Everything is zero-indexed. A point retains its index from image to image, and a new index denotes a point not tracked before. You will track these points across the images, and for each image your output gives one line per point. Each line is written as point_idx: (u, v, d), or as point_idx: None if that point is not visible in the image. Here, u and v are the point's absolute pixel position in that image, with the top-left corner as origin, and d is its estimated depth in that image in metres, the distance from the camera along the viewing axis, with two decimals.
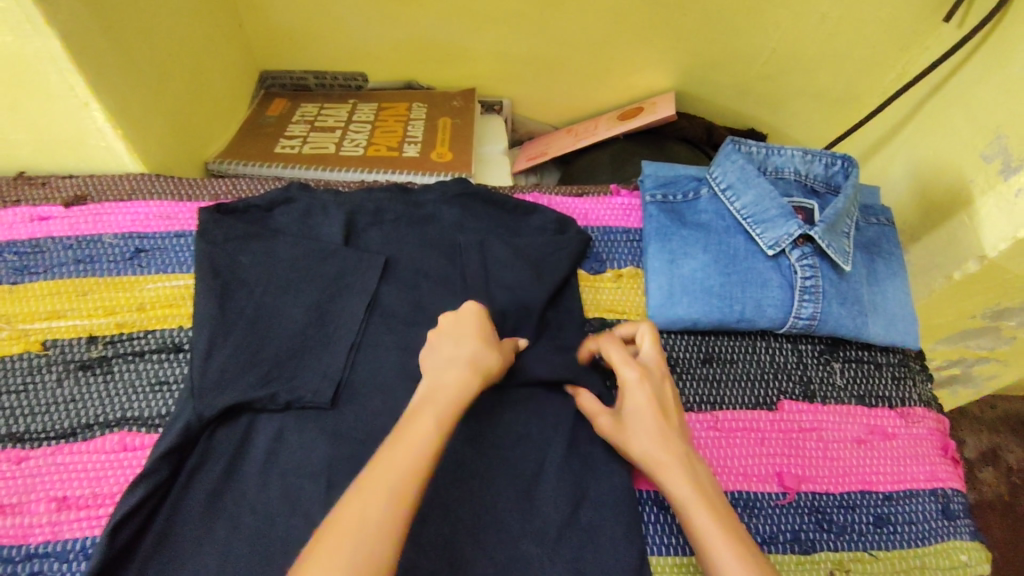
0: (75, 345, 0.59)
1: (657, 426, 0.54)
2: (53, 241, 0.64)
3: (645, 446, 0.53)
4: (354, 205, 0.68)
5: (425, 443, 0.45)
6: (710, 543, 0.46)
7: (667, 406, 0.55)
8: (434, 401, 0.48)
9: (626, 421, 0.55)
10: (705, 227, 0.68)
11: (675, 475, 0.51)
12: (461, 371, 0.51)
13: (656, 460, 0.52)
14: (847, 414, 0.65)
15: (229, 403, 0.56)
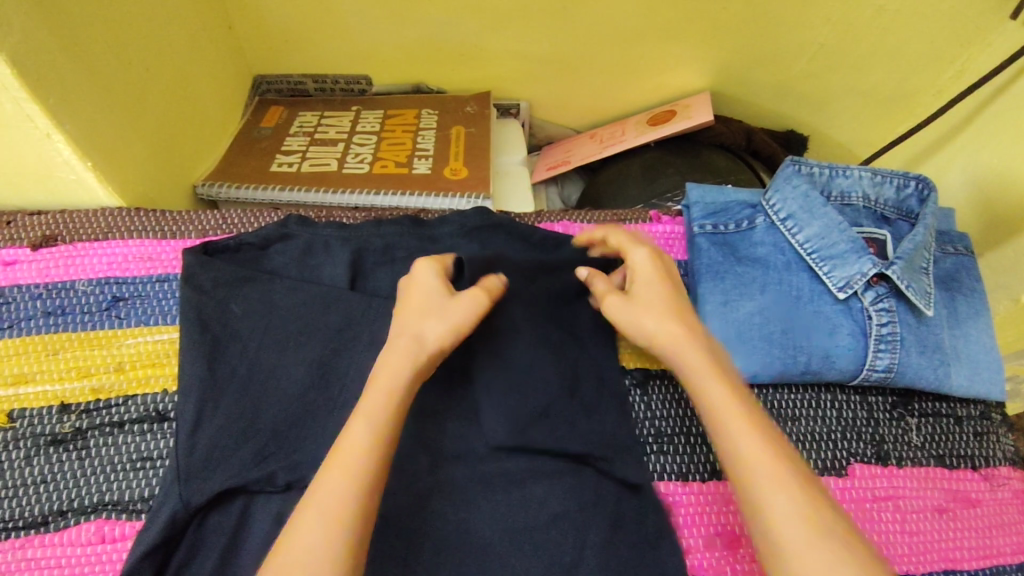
0: (46, 416, 0.52)
1: (670, 303, 0.50)
2: (19, 290, 0.56)
3: (657, 320, 0.49)
4: (361, 241, 0.60)
5: (355, 475, 0.40)
6: (730, 418, 0.43)
7: (676, 286, 0.52)
8: (369, 399, 0.44)
9: (636, 295, 0.51)
10: (762, 262, 0.59)
11: (694, 353, 0.47)
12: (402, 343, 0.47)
13: (671, 341, 0.48)
14: (925, 479, 0.57)
15: (221, 486, 0.49)
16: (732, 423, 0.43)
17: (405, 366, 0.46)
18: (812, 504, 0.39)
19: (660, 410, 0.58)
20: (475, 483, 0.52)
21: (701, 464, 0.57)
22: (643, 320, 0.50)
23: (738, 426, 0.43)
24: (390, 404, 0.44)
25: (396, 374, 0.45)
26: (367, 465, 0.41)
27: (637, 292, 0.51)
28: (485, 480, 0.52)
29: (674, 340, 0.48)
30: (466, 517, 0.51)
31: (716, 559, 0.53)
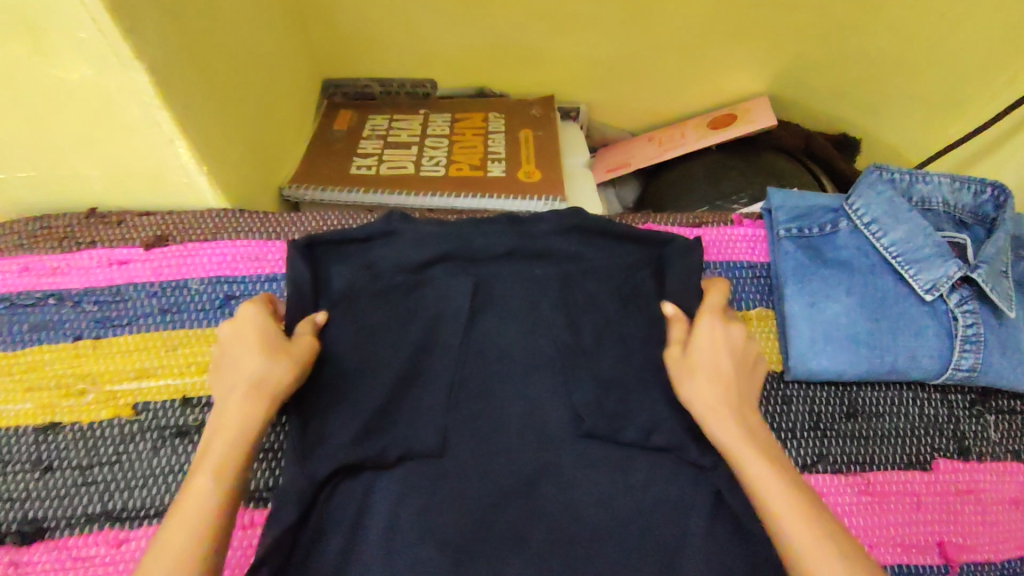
0: (169, 408, 0.54)
1: (721, 383, 0.51)
2: (134, 288, 0.58)
3: (698, 393, 0.51)
4: (459, 240, 0.62)
5: (203, 510, 0.41)
6: (777, 509, 0.44)
7: (731, 365, 0.52)
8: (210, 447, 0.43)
9: (691, 354, 0.53)
10: (847, 265, 0.61)
11: (736, 439, 0.48)
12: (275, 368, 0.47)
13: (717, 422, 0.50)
14: (1003, 472, 0.59)
15: (336, 462, 0.52)
16: (763, 488, 0.45)
17: (234, 414, 0.44)
18: None
19: None
20: (581, 471, 0.55)
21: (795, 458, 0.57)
22: (688, 388, 0.52)
23: (777, 501, 0.44)
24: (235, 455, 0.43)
25: (241, 417, 0.44)
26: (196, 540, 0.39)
27: (693, 352, 0.53)
28: (589, 465, 0.55)
29: (718, 420, 0.49)
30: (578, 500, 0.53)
31: None
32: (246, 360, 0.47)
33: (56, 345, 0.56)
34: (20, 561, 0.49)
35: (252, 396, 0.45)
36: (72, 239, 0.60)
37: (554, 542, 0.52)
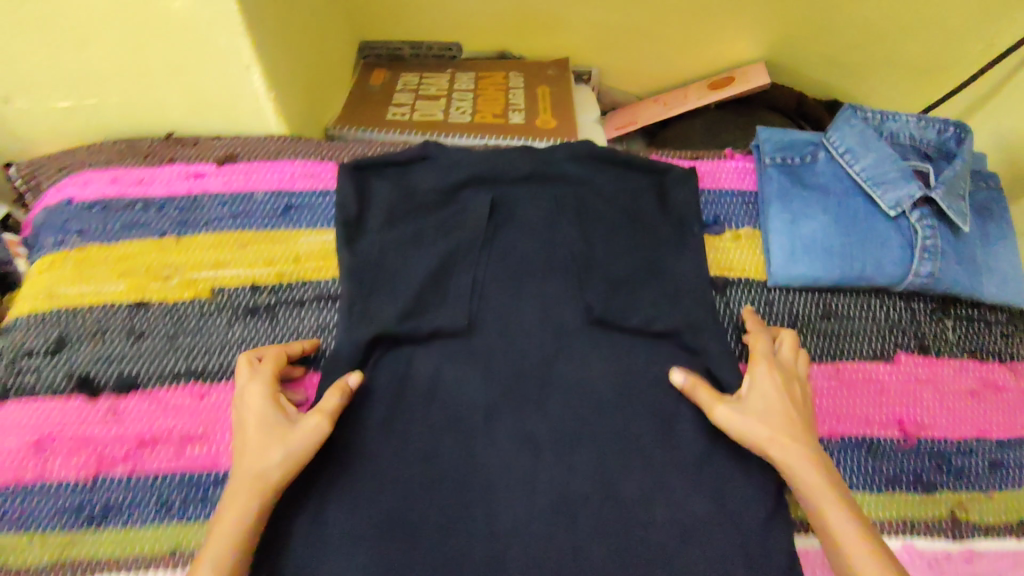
0: (242, 292, 0.64)
1: (782, 413, 0.56)
2: (209, 197, 0.68)
3: (762, 432, 0.54)
4: (486, 164, 0.71)
5: (224, 554, 0.47)
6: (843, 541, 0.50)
7: (790, 410, 0.56)
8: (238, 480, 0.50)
9: (748, 401, 0.57)
10: (824, 189, 0.70)
11: (805, 469, 0.53)
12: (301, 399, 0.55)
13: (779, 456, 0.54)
14: (959, 367, 0.67)
15: (382, 334, 0.63)
16: (833, 516, 0.51)
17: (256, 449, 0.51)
18: None
19: (738, 308, 0.68)
20: (591, 352, 0.63)
21: None
22: (743, 422, 0.55)
23: (844, 530, 0.50)
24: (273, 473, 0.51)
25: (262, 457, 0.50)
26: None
27: (748, 401, 0.57)
28: (598, 348, 0.64)
29: (785, 454, 0.53)
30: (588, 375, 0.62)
31: None
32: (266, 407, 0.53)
33: (143, 239, 0.65)
34: (118, 408, 0.58)
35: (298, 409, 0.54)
36: (155, 156, 0.70)
37: (567, 408, 0.61)
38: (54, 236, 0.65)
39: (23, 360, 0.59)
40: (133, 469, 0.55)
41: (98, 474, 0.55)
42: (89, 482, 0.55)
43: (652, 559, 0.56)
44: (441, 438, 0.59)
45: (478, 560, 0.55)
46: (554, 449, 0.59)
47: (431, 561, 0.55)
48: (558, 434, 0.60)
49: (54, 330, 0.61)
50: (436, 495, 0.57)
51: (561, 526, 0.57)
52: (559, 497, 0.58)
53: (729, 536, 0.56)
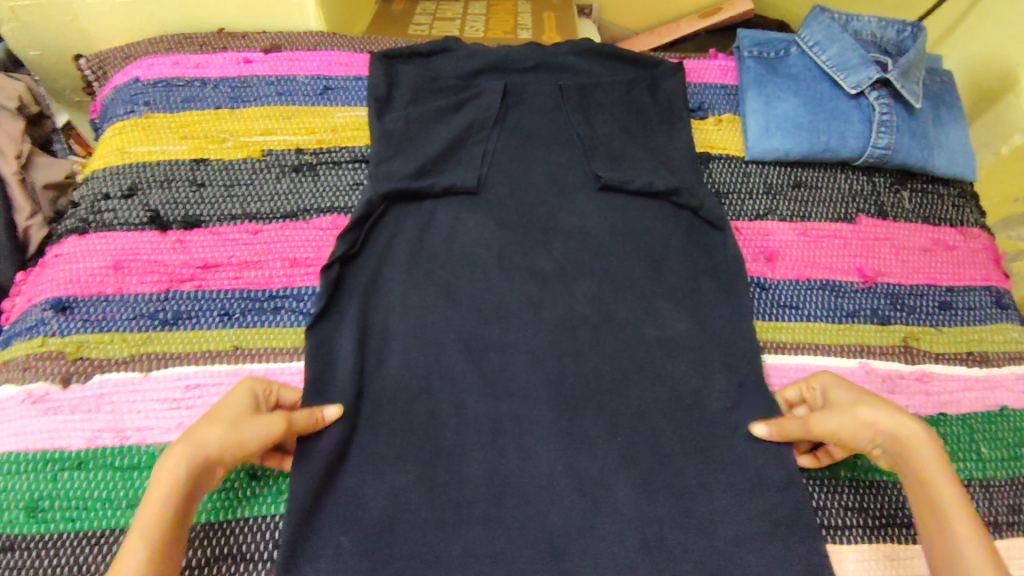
0: (288, 154, 0.74)
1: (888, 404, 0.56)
2: (258, 78, 0.77)
3: (884, 416, 0.54)
4: (499, 55, 0.79)
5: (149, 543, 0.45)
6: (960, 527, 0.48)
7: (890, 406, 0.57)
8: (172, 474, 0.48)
9: (845, 397, 0.57)
10: (796, 77, 0.79)
11: (917, 444, 0.53)
12: (213, 435, 0.50)
13: (926, 446, 0.52)
14: (914, 229, 0.77)
15: (397, 186, 0.69)
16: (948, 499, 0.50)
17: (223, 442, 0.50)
18: None
19: (721, 177, 0.77)
20: (591, 208, 0.72)
21: (751, 209, 0.75)
22: (869, 412, 0.54)
23: (963, 519, 0.49)
24: (161, 516, 0.46)
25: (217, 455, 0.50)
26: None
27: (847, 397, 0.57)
28: (597, 205, 0.72)
29: (909, 442, 0.53)
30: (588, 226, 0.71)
31: (772, 269, 0.72)
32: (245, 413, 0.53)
33: (202, 111, 0.75)
34: (185, 240, 0.68)
35: (218, 441, 0.50)
36: (209, 46, 0.80)
37: (569, 250, 0.70)
38: (122, 108, 0.75)
39: (101, 201, 0.69)
40: (199, 285, 0.65)
41: (170, 289, 0.65)
42: (162, 295, 0.65)
43: (646, 369, 0.64)
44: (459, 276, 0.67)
45: (495, 367, 0.63)
46: (559, 282, 0.68)
47: (454, 367, 0.63)
48: (562, 272, 0.68)
49: (126, 179, 0.70)
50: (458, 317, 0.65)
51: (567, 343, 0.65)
52: (565, 320, 0.66)
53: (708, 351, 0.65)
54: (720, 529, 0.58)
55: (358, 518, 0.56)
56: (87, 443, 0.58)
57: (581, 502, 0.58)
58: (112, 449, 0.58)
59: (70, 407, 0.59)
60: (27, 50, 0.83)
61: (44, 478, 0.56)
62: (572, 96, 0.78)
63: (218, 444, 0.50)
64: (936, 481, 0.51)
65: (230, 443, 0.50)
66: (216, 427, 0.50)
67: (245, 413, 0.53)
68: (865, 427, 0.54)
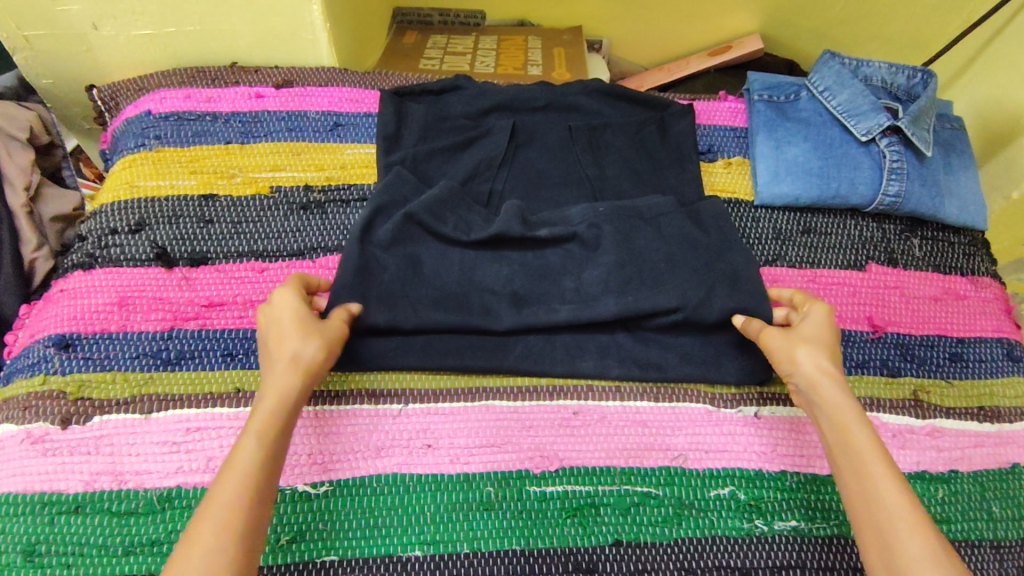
0: (296, 190, 0.74)
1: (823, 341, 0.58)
2: (269, 114, 0.78)
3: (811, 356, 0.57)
4: (509, 95, 0.80)
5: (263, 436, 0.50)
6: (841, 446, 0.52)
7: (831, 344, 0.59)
8: (275, 373, 0.54)
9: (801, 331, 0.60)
10: (806, 121, 0.79)
11: (829, 386, 0.55)
12: (279, 368, 0.54)
13: (839, 397, 0.54)
14: (925, 278, 0.76)
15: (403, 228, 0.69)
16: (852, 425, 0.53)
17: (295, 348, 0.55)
18: (931, 541, 0.46)
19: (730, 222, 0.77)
20: None
21: (759, 255, 0.75)
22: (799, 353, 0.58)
23: (859, 434, 0.52)
24: (270, 420, 0.51)
25: (302, 350, 0.55)
26: (257, 456, 0.49)
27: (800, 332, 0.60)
28: None
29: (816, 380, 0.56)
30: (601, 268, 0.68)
31: None
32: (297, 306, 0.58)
33: (212, 145, 0.75)
34: (191, 277, 0.67)
35: (289, 372, 0.53)
36: (221, 80, 0.81)
37: None
38: (133, 141, 0.75)
39: (108, 236, 0.69)
40: (204, 324, 0.65)
41: (174, 327, 0.65)
42: (166, 333, 0.64)
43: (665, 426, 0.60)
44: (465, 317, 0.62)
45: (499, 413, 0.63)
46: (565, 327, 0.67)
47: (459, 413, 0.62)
48: None
49: (133, 213, 0.70)
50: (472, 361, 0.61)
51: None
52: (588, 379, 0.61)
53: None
54: None
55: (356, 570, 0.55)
56: (85, 486, 0.57)
57: (584, 560, 0.57)
58: (111, 493, 0.57)
59: (69, 448, 0.58)
60: (40, 79, 0.83)
61: (41, 521, 0.55)
62: (581, 137, 0.78)
63: (294, 351, 0.55)
64: (852, 435, 0.52)
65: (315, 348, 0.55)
66: (300, 341, 0.55)
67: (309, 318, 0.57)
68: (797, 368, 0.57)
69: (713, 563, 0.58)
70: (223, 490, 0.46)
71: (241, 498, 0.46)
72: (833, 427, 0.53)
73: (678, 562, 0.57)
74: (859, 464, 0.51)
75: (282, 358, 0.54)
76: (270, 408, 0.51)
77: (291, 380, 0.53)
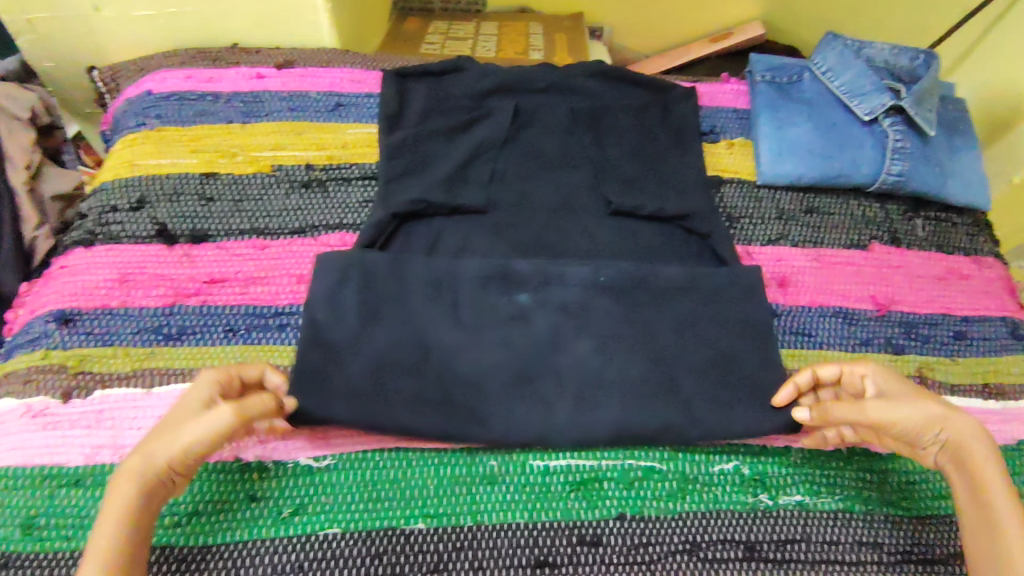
0: (298, 169, 0.73)
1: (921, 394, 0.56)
2: (270, 94, 0.77)
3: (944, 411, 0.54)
4: (512, 76, 0.79)
5: (124, 519, 0.46)
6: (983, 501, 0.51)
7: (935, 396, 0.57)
8: (151, 449, 0.49)
9: (886, 388, 0.58)
10: (808, 102, 0.79)
11: (970, 440, 0.53)
12: (155, 445, 0.49)
13: (983, 450, 0.53)
14: (928, 258, 0.76)
15: (406, 206, 0.69)
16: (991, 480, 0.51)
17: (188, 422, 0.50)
18: None
19: (733, 201, 0.77)
20: (602, 229, 0.72)
21: (763, 234, 0.75)
22: (930, 406, 0.55)
23: (999, 491, 0.51)
24: (134, 504, 0.47)
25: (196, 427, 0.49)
26: (110, 549, 0.45)
27: (888, 390, 0.57)
28: (607, 227, 0.72)
29: (959, 433, 0.53)
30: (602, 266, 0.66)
31: (784, 294, 0.71)
32: (200, 395, 0.52)
33: (213, 125, 0.75)
34: (191, 254, 0.67)
35: (168, 452, 0.49)
36: (222, 61, 0.80)
37: None
38: (134, 120, 0.75)
39: (109, 213, 0.68)
40: (205, 301, 0.65)
41: (175, 303, 0.64)
42: (167, 309, 0.64)
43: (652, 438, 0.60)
44: (438, 377, 0.60)
45: None
46: None
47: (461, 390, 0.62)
48: None
49: (134, 191, 0.70)
50: (454, 430, 0.58)
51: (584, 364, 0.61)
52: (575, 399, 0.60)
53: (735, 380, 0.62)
54: (730, 562, 0.56)
55: (357, 544, 0.55)
56: (85, 460, 0.57)
57: (588, 532, 0.57)
58: (111, 466, 0.56)
59: (69, 421, 0.58)
60: (42, 61, 0.83)
61: (40, 494, 0.55)
62: (584, 118, 0.77)
63: (179, 439, 0.49)
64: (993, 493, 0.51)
65: (193, 437, 0.49)
66: (179, 428, 0.50)
67: (191, 410, 0.51)
68: (933, 423, 0.54)
69: (717, 536, 0.57)
70: None
71: None
72: (972, 483, 0.52)
73: (682, 535, 0.57)
74: (999, 522, 0.49)
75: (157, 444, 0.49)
76: (137, 488, 0.48)
77: (168, 460, 0.49)
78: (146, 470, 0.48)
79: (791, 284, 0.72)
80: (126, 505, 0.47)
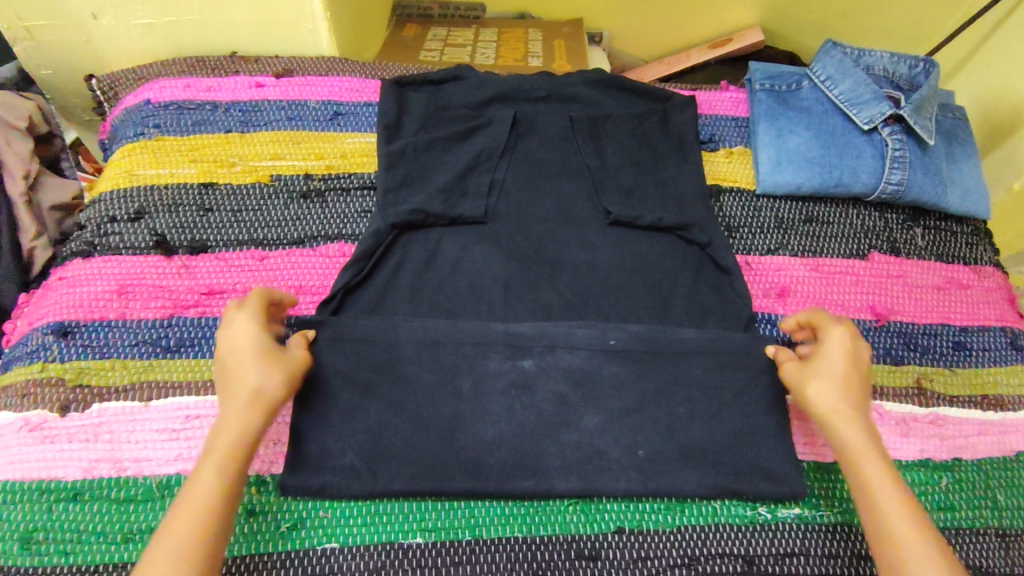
0: (297, 179, 0.73)
1: (845, 369, 0.56)
2: (269, 103, 0.77)
3: (829, 395, 0.55)
4: (510, 85, 0.79)
5: (223, 465, 0.49)
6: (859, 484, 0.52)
7: (853, 372, 0.56)
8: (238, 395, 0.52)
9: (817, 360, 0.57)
10: (807, 110, 0.79)
11: (847, 429, 0.54)
12: (238, 398, 0.52)
13: (856, 436, 0.53)
14: (927, 267, 0.76)
15: (404, 218, 0.69)
16: (865, 467, 0.52)
17: (257, 368, 0.53)
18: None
19: (732, 211, 0.76)
20: (600, 240, 0.72)
21: (762, 244, 0.75)
22: (818, 391, 0.55)
23: (873, 475, 0.51)
24: (234, 447, 0.50)
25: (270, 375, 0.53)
26: (218, 490, 0.48)
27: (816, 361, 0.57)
28: (605, 238, 0.72)
29: (835, 420, 0.54)
30: (611, 328, 0.63)
31: (782, 304, 0.71)
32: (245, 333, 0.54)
33: (211, 134, 0.75)
34: (190, 265, 0.67)
35: (250, 398, 0.52)
36: (221, 70, 0.80)
37: (576, 283, 0.69)
38: (132, 130, 0.74)
39: (108, 224, 0.68)
40: (203, 312, 0.65)
41: (173, 315, 0.64)
42: (165, 321, 0.64)
43: (660, 468, 0.59)
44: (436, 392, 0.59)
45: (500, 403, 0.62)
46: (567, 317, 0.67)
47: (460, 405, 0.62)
48: (567, 304, 0.68)
49: (133, 202, 0.70)
50: (452, 446, 0.58)
51: (583, 381, 0.61)
52: (585, 448, 0.59)
53: (736, 395, 0.62)
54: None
55: (356, 560, 0.55)
56: (83, 474, 0.56)
57: (586, 547, 0.57)
58: (109, 479, 0.57)
59: (67, 436, 0.58)
60: (41, 69, 0.83)
61: (39, 509, 0.55)
62: (583, 127, 0.77)
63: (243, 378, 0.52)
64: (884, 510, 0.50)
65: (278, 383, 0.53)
66: (248, 369, 0.52)
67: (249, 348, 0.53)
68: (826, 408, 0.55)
69: (715, 551, 0.57)
70: (179, 530, 0.46)
71: (202, 538, 0.46)
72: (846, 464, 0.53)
73: (681, 550, 0.57)
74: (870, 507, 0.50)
75: (236, 390, 0.52)
76: (233, 435, 0.50)
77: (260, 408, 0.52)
78: (244, 414, 0.51)
79: (790, 295, 0.72)
80: (223, 453, 0.49)
